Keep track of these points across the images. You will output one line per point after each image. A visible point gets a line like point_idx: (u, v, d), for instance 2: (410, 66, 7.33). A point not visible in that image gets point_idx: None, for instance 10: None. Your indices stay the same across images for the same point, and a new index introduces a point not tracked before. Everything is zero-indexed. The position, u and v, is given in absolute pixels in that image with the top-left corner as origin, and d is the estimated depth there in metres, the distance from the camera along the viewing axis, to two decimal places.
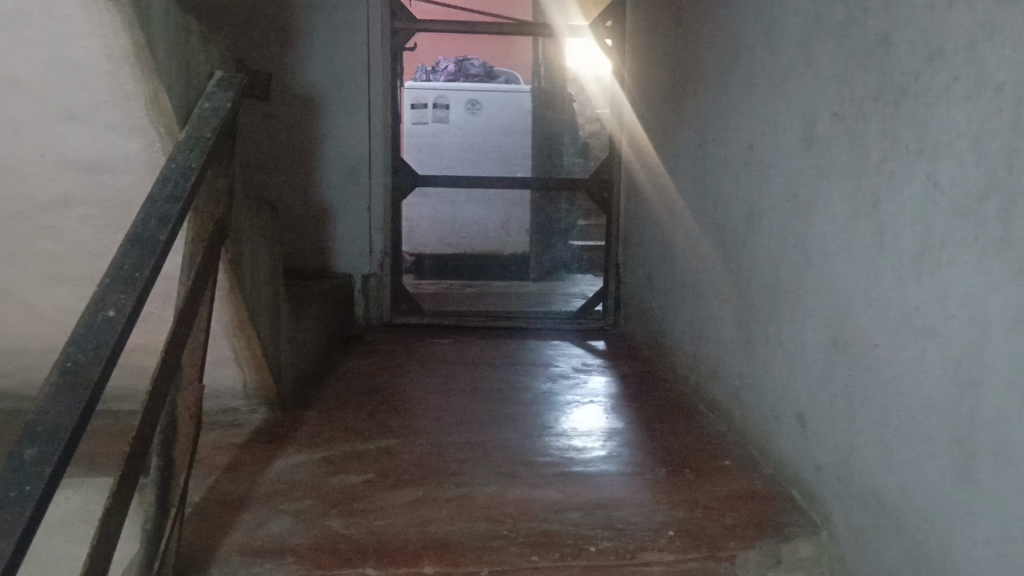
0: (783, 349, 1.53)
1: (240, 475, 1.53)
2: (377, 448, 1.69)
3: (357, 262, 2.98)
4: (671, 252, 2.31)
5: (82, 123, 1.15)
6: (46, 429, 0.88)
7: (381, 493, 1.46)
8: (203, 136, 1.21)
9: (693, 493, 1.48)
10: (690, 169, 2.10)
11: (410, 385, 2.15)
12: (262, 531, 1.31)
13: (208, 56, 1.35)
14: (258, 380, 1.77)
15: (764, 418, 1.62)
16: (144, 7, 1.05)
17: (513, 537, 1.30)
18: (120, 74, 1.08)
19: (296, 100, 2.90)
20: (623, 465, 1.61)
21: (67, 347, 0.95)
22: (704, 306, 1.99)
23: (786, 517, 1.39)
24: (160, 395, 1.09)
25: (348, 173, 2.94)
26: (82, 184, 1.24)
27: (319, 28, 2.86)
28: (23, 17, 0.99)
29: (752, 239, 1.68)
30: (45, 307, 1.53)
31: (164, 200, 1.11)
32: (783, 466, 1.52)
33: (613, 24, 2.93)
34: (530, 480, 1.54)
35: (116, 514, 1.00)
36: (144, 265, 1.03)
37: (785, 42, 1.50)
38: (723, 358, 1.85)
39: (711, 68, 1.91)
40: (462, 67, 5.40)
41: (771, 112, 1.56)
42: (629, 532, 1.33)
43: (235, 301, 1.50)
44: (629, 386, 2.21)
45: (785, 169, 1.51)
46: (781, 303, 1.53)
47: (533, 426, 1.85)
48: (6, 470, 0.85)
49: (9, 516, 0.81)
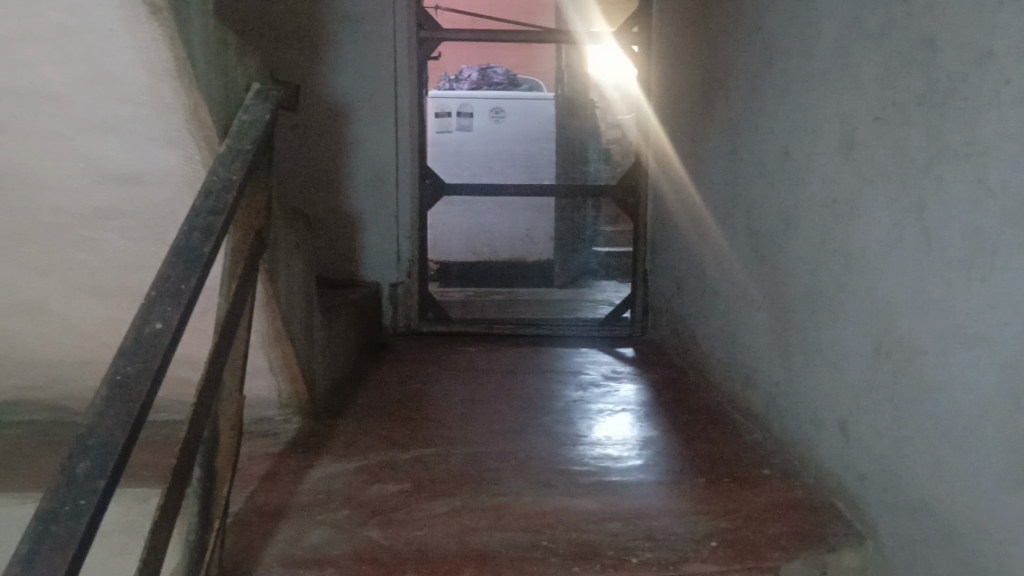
0: (824, 355, 1.51)
1: (278, 484, 1.53)
2: (411, 458, 1.68)
3: (383, 271, 2.99)
4: (701, 259, 2.30)
5: (120, 137, 1.15)
6: (98, 442, 0.88)
7: (418, 503, 1.46)
8: (242, 148, 1.22)
9: (733, 502, 1.47)
10: (721, 174, 2.09)
11: (440, 394, 2.15)
12: (302, 541, 1.31)
13: (246, 69, 1.36)
14: (293, 389, 1.77)
15: (804, 426, 1.60)
16: (186, 19, 1.05)
17: (554, 547, 1.29)
18: (160, 88, 1.09)
19: (322, 110, 2.91)
20: (660, 474, 1.60)
21: (117, 360, 0.96)
22: (738, 313, 1.98)
23: (830, 527, 1.38)
24: (204, 407, 1.10)
25: (374, 181, 2.94)
26: (119, 197, 1.25)
27: (345, 38, 2.87)
28: (64, 31, 1.00)
29: (788, 244, 1.66)
30: (82, 320, 1.53)
31: (208, 212, 1.12)
32: (824, 474, 1.51)
33: (640, 30, 2.91)
34: (567, 489, 1.53)
35: (164, 526, 1.00)
36: (191, 277, 1.04)
37: (822, 46, 1.49)
38: (759, 365, 1.84)
39: (743, 73, 1.90)
40: (485, 76, 5.45)
41: (808, 117, 1.55)
42: (670, 542, 1.31)
43: (272, 311, 1.50)
44: (660, 394, 2.19)
45: (824, 174, 1.49)
46: (821, 310, 1.52)
47: (566, 435, 1.84)
48: (59, 483, 0.85)
49: (65, 529, 0.81)
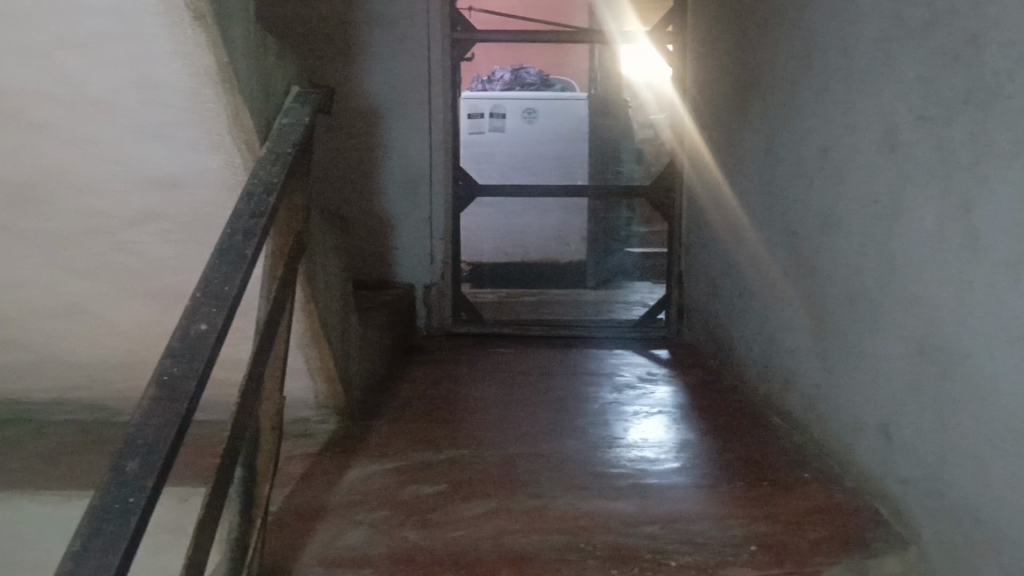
0: (866, 359, 1.49)
1: (316, 484, 1.54)
2: (447, 459, 1.68)
3: (417, 273, 3.00)
4: (738, 259, 2.27)
5: (163, 141, 1.17)
6: (146, 441, 0.90)
7: (454, 504, 1.46)
8: (282, 152, 1.23)
9: (773, 507, 1.45)
10: (759, 174, 2.06)
11: (474, 395, 2.15)
12: (341, 541, 1.32)
13: (284, 73, 1.37)
14: (330, 390, 1.78)
15: (845, 429, 1.58)
16: (227, 25, 1.06)
17: (591, 550, 1.29)
18: (202, 93, 1.10)
19: (356, 112, 2.93)
20: (697, 478, 1.59)
21: (164, 360, 0.97)
22: (777, 315, 1.95)
23: (871, 532, 1.36)
24: (245, 408, 1.11)
25: (407, 183, 2.96)
26: (161, 200, 1.27)
27: (379, 40, 2.89)
28: (110, 39, 1.01)
29: (828, 245, 1.64)
30: (124, 320, 1.56)
31: (249, 215, 1.13)
32: (866, 478, 1.49)
33: (674, 30, 2.89)
34: (603, 491, 1.52)
35: (208, 525, 1.01)
36: (233, 279, 1.05)
37: (863, 44, 1.46)
38: (798, 367, 1.81)
39: (782, 71, 1.88)
40: (518, 76, 5.45)
41: (849, 117, 1.53)
42: (709, 546, 1.30)
43: (309, 313, 1.52)
44: (696, 396, 2.18)
45: (865, 173, 1.47)
46: (862, 312, 1.50)
47: (602, 437, 1.83)
48: (109, 482, 0.87)
49: (115, 527, 0.83)
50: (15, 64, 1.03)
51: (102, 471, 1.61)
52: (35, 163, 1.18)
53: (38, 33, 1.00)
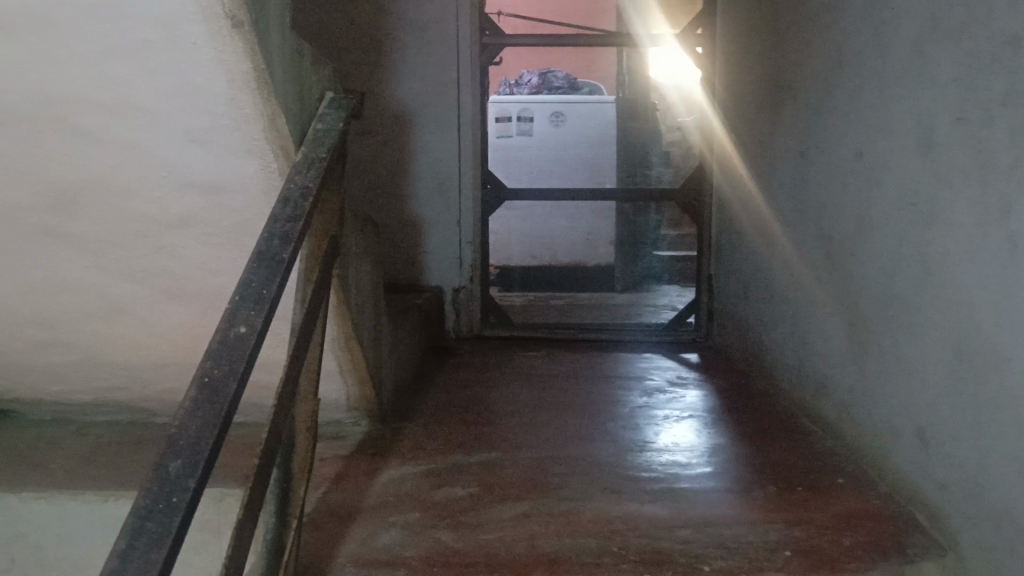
0: (902, 363, 1.47)
1: (349, 486, 1.55)
2: (478, 462, 1.69)
3: (446, 276, 3.02)
4: (769, 262, 2.26)
5: (202, 146, 1.19)
6: (188, 442, 0.91)
7: (487, 506, 1.47)
8: (318, 157, 1.25)
9: (806, 512, 1.44)
10: (791, 177, 2.05)
11: (504, 398, 2.16)
12: (374, 543, 1.33)
13: (320, 79, 1.39)
14: (362, 392, 1.80)
15: (880, 434, 1.56)
16: (265, 31, 1.08)
17: (624, 554, 1.29)
18: (240, 99, 1.12)
19: (386, 117, 2.95)
20: (729, 482, 1.58)
21: (205, 362, 0.99)
22: (809, 319, 1.94)
23: (908, 537, 1.34)
24: (282, 410, 1.13)
25: (436, 187, 2.97)
26: (200, 204, 1.29)
27: (409, 46, 2.91)
28: (150, 46, 1.03)
29: (863, 247, 1.63)
30: (162, 323, 1.58)
31: (286, 219, 1.15)
32: (902, 483, 1.47)
33: (704, 32, 2.87)
34: (635, 495, 1.52)
35: (247, 524, 1.03)
36: (271, 283, 1.06)
37: (899, 45, 1.45)
38: (832, 371, 1.80)
39: (815, 73, 1.86)
40: (545, 80, 5.47)
41: (885, 118, 1.51)
42: (743, 550, 1.30)
43: (342, 316, 1.53)
44: (726, 400, 2.17)
45: (901, 175, 1.46)
46: (899, 315, 1.48)
47: (632, 441, 1.83)
48: (152, 481, 0.88)
49: (159, 526, 0.84)
50: (59, 72, 1.06)
51: (145, 471, 1.63)
52: (78, 169, 1.21)
53: (80, 39, 1.02)
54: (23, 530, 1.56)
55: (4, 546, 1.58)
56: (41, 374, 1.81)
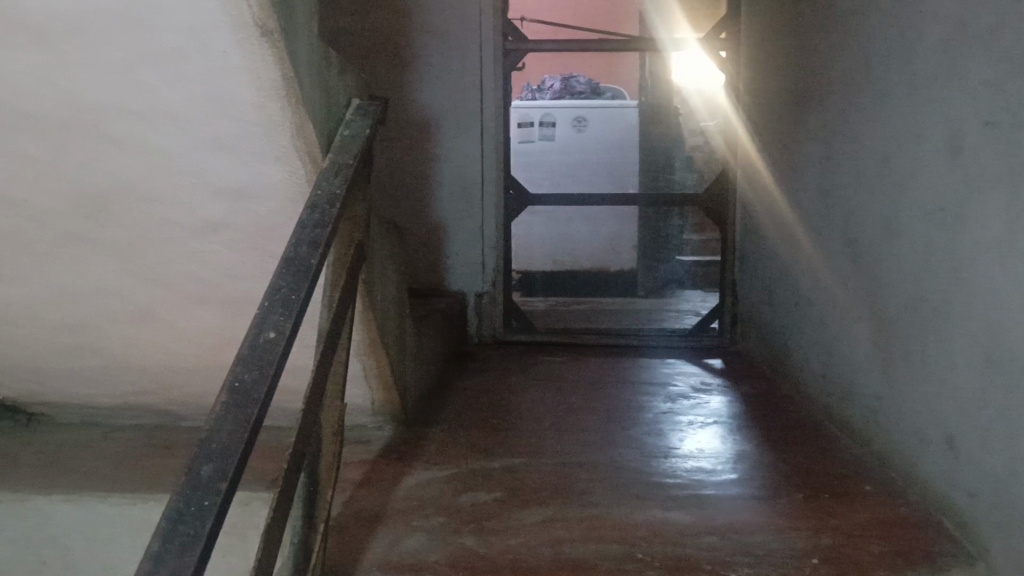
0: (931, 369, 1.45)
1: (374, 491, 1.56)
2: (502, 467, 1.69)
3: (468, 281, 3.02)
4: (794, 268, 2.24)
5: (231, 154, 1.20)
6: (219, 446, 0.92)
7: (512, 511, 1.47)
8: (344, 164, 1.26)
9: (833, 519, 1.42)
10: (817, 182, 2.04)
11: (527, 404, 2.16)
12: (400, 547, 1.33)
13: (346, 86, 1.40)
14: (386, 396, 1.80)
15: (908, 441, 1.55)
16: (293, 40, 1.09)
17: (649, 560, 1.28)
18: (268, 107, 1.13)
19: (409, 122, 2.97)
20: (755, 489, 1.57)
21: (236, 367, 1.00)
22: (836, 324, 1.92)
23: (937, 546, 1.33)
24: (309, 416, 1.14)
25: (459, 192, 2.99)
26: (228, 210, 1.30)
27: (432, 52, 2.92)
28: (179, 54, 1.05)
29: (890, 253, 1.61)
30: (190, 327, 1.60)
31: (313, 225, 1.16)
32: (931, 491, 1.45)
33: (728, 37, 2.86)
34: (660, 501, 1.51)
35: (276, 528, 1.04)
36: (300, 289, 1.07)
37: (927, 49, 1.44)
38: (860, 377, 1.78)
39: (841, 77, 1.85)
40: (568, 85, 5.48)
41: (913, 123, 1.50)
42: (770, 558, 1.29)
43: (368, 321, 1.54)
44: (751, 406, 2.15)
45: (930, 180, 1.44)
46: (927, 321, 1.47)
47: (656, 447, 1.82)
48: (184, 485, 0.89)
49: (191, 529, 0.85)
50: (91, 80, 1.08)
51: (174, 475, 1.65)
52: (109, 175, 1.23)
53: (111, 48, 1.03)
54: (54, 531, 1.59)
55: (35, 548, 1.61)
56: (72, 378, 1.83)
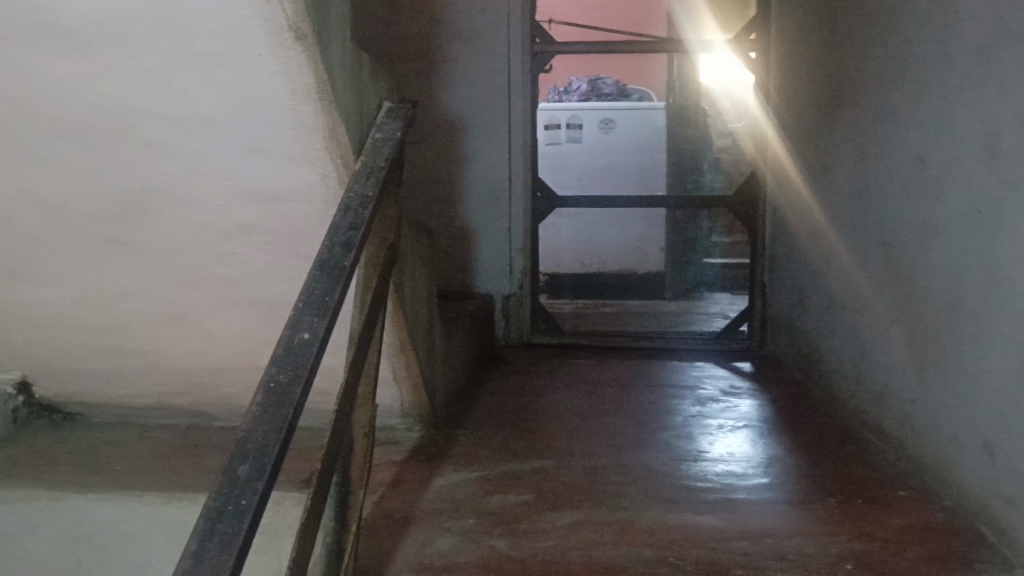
0: (967, 373, 1.43)
1: (404, 492, 1.57)
2: (531, 469, 1.69)
3: (496, 283, 3.03)
4: (826, 270, 2.22)
5: (264, 157, 1.21)
6: (255, 446, 0.93)
7: (542, 514, 1.47)
8: (376, 166, 1.27)
9: (867, 525, 1.41)
10: (849, 184, 2.02)
11: (555, 406, 2.16)
12: (430, 549, 1.34)
13: (378, 90, 1.41)
14: (415, 398, 1.81)
15: (944, 447, 1.52)
16: (327, 44, 1.10)
17: (681, 565, 1.28)
18: (302, 110, 1.14)
19: (437, 125, 2.98)
20: (786, 494, 1.55)
21: (271, 367, 1.01)
22: (870, 327, 1.90)
23: (974, 552, 1.31)
24: (342, 417, 1.14)
25: (486, 194, 2.99)
26: (262, 212, 1.31)
27: (460, 56, 2.93)
28: (215, 59, 1.06)
29: (926, 256, 1.59)
30: (223, 329, 1.62)
31: (347, 227, 1.16)
32: (968, 497, 1.43)
33: (758, 38, 2.84)
34: (691, 505, 1.50)
35: (310, 527, 1.05)
36: (334, 290, 1.08)
37: (963, 49, 1.42)
38: (894, 382, 1.76)
39: (875, 78, 1.83)
40: (595, 87, 5.47)
41: (949, 123, 1.48)
42: (803, 563, 1.28)
43: (399, 323, 1.55)
44: (782, 410, 2.13)
45: (966, 182, 1.42)
46: (964, 325, 1.44)
47: (685, 450, 1.81)
48: (222, 484, 0.90)
49: (228, 527, 0.86)
50: (128, 85, 1.09)
51: (207, 475, 1.67)
52: (146, 179, 1.25)
53: (148, 52, 1.05)
54: (90, 529, 1.61)
55: (72, 545, 1.63)
56: (107, 378, 1.86)
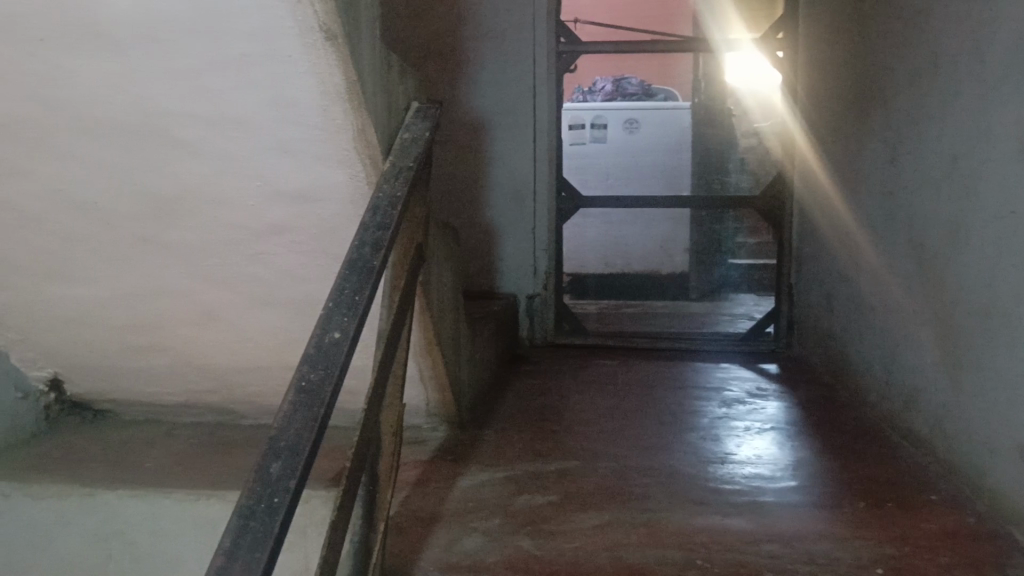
0: (1001, 377, 1.41)
1: (430, 491, 1.57)
2: (557, 470, 1.69)
3: (520, 283, 3.03)
4: (855, 271, 2.20)
5: (295, 157, 1.22)
6: (288, 444, 0.94)
7: (569, 514, 1.47)
8: (405, 166, 1.27)
9: (898, 529, 1.39)
10: (880, 183, 1.99)
11: (580, 407, 2.15)
12: (457, 548, 1.34)
13: (406, 90, 1.41)
14: (441, 398, 1.82)
15: (977, 450, 1.50)
16: (356, 45, 1.10)
17: (709, 567, 1.27)
18: (332, 110, 1.15)
19: (462, 125, 2.99)
20: (815, 497, 1.54)
21: (303, 365, 1.02)
22: (900, 329, 1.87)
23: (1008, 558, 1.29)
24: (371, 415, 1.15)
25: (510, 194, 2.99)
26: (292, 212, 1.32)
27: (485, 56, 2.94)
28: (247, 60, 1.07)
29: (959, 257, 1.57)
30: (253, 328, 1.63)
31: (376, 227, 1.17)
32: (1001, 501, 1.41)
33: (785, 37, 2.81)
34: (719, 508, 1.49)
35: (340, 525, 1.05)
36: (363, 290, 1.09)
37: (999, 48, 1.39)
38: (925, 384, 1.74)
39: (906, 77, 1.81)
40: (619, 87, 5.46)
41: (982, 122, 1.45)
42: (833, 567, 1.26)
43: (426, 322, 1.55)
44: (810, 412, 2.11)
45: (1000, 182, 1.40)
46: (997, 327, 1.42)
47: (712, 453, 1.80)
48: (255, 482, 0.91)
49: (261, 525, 0.87)
50: (162, 87, 1.10)
51: (236, 472, 1.68)
52: (179, 179, 1.26)
53: (182, 54, 1.06)
54: (121, 525, 1.63)
55: (104, 542, 1.65)
56: (138, 376, 1.88)
